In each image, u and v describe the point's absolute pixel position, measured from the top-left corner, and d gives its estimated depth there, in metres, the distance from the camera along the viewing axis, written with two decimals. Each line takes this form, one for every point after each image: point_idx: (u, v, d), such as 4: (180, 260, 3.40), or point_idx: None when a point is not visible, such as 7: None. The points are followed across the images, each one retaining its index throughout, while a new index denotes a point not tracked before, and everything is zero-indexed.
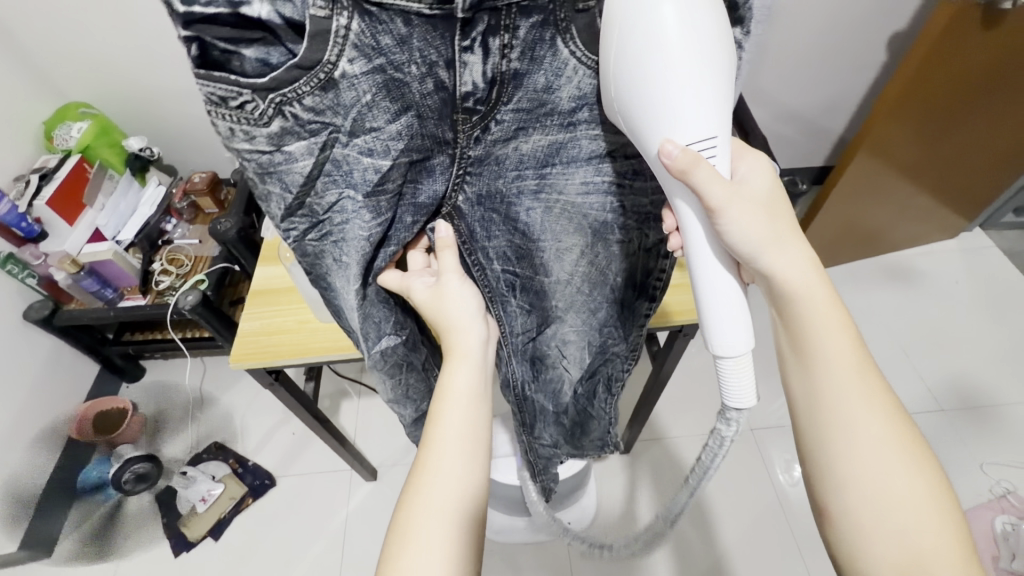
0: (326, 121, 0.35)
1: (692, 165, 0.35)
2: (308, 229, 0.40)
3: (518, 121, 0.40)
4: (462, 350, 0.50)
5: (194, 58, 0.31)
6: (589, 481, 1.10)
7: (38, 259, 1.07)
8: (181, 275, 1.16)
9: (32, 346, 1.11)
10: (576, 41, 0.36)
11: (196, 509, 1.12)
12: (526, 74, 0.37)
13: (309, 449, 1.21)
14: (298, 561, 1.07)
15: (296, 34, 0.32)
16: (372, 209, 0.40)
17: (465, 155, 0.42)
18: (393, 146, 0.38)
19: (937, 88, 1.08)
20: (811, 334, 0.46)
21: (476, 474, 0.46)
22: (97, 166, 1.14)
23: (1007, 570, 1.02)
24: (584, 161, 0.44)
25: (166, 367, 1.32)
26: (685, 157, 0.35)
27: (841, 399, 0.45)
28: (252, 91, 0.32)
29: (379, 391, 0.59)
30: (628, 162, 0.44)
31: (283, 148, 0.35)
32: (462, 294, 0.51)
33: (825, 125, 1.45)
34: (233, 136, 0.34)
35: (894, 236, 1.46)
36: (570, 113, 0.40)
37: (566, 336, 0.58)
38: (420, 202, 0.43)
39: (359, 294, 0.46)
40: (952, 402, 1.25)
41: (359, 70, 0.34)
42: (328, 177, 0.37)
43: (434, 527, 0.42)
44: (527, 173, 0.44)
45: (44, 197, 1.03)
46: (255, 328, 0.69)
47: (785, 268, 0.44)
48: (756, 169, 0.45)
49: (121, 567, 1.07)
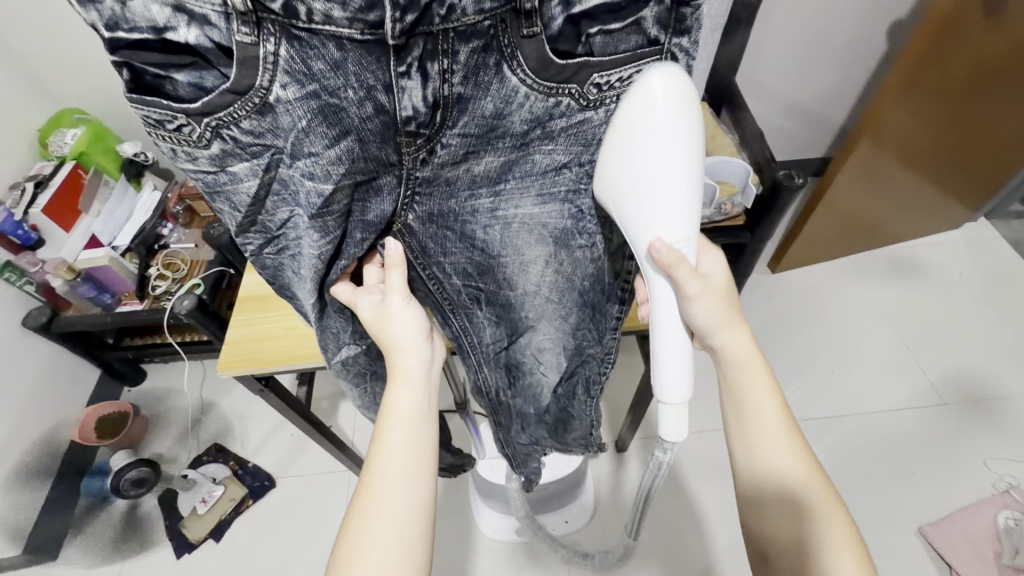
0: (267, 144, 0.39)
1: (676, 262, 0.43)
2: (264, 243, 0.44)
3: (465, 144, 0.44)
4: (403, 371, 0.50)
5: (126, 82, 0.35)
6: (587, 481, 1.09)
7: (36, 267, 1.06)
8: (178, 279, 1.16)
9: (32, 351, 1.13)
10: (524, 67, 0.40)
11: (197, 511, 1.13)
12: (470, 98, 0.41)
13: (308, 450, 1.21)
14: (298, 561, 1.08)
15: (226, 57, 0.35)
16: (320, 229, 0.43)
17: (411, 176, 0.45)
18: (334, 171, 0.41)
19: (939, 75, 1.06)
20: (748, 389, 0.51)
21: (423, 489, 0.46)
22: (92, 171, 1.14)
23: (1011, 566, 1.01)
24: (540, 175, 0.48)
25: (166, 370, 1.33)
26: (671, 254, 0.43)
27: (773, 442, 0.50)
28: (186, 116, 0.36)
29: (352, 398, 0.63)
30: (583, 170, 0.48)
31: (226, 169, 0.39)
32: (407, 314, 0.51)
33: (825, 116, 1.42)
34: (177, 156, 0.38)
35: (897, 227, 1.43)
36: (523, 134, 0.44)
37: (541, 343, 0.59)
38: (369, 219, 0.46)
39: (317, 307, 0.49)
40: (956, 395, 1.23)
41: (293, 95, 0.37)
42: (277, 196, 0.42)
43: (378, 547, 0.42)
44: (480, 191, 0.48)
45: (40, 206, 1.04)
46: (243, 335, 0.69)
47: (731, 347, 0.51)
48: (718, 266, 0.52)
49: (124, 568, 1.08)
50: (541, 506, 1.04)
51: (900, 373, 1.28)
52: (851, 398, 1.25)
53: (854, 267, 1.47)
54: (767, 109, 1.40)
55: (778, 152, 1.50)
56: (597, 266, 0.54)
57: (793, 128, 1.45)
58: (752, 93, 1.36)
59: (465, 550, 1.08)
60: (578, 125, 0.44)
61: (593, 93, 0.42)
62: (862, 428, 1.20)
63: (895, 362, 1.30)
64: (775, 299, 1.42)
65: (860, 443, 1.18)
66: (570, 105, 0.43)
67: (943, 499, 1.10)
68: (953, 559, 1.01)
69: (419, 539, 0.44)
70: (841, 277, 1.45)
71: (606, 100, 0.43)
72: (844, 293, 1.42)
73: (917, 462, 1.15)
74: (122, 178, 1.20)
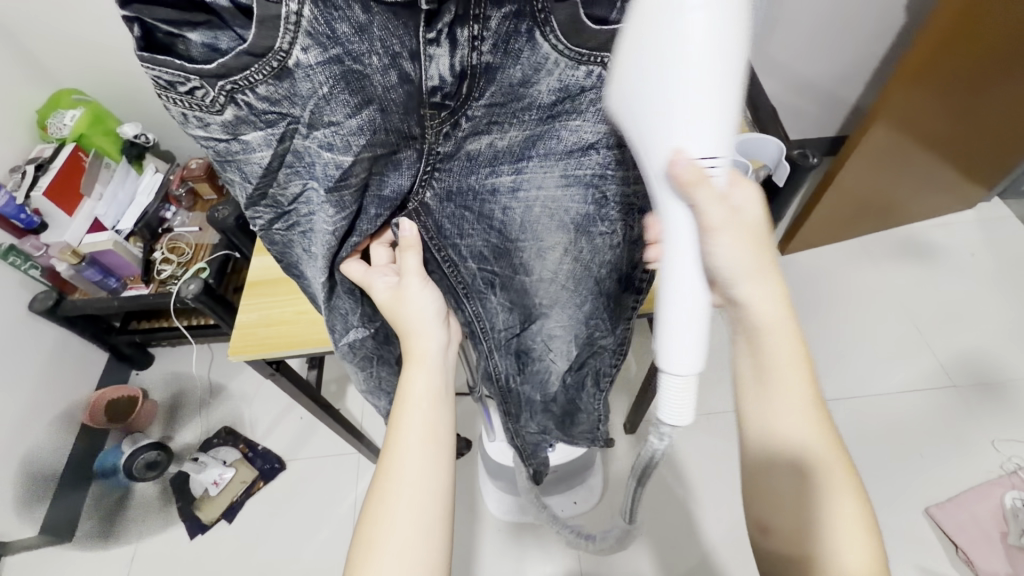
0: (283, 112, 0.35)
1: (695, 179, 0.35)
2: (274, 219, 0.42)
3: (490, 115, 0.40)
4: (419, 354, 0.51)
5: (137, 39, 0.30)
6: (596, 463, 1.09)
7: (40, 251, 1.08)
8: (182, 264, 1.15)
9: (39, 336, 1.12)
10: (555, 33, 0.36)
11: (210, 493, 1.14)
12: (500, 68, 0.38)
13: (317, 433, 1.22)
14: (310, 541, 1.10)
15: (244, 17, 0.31)
16: (336, 204, 0.40)
17: (432, 152, 0.42)
18: (354, 142, 0.37)
19: (962, 52, 1.02)
20: (775, 365, 0.44)
21: (441, 476, 0.45)
22: (92, 154, 1.12)
23: (1017, 546, 1.01)
24: (562, 154, 0.44)
25: (173, 354, 1.34)
26: (691, 170, 0.34)
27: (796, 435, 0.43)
28: (200, 78, 0.32)
29: (354, 382, 0.62)
30: (613, 153, 0.44)
31: (239, 137, 0.35)
32: (423, 297, 0.51)
33: (841, 93, 1.38)
34: (187, 122, 0.34)
35: (910, 208, 1.41)
36: (551, 106, 0.40)
37: (552, 330, 0.59)
38: (385, 194, 0.43)
39: (327, 287, 0.48)
40: (966, 377, 1.23)
41: (314, 59, 0.33)
42: (290, 169, 0.38)
43: (399, 535, 0.42)
44: (501, 168, 0.44)
45: (41, 188, 1.02)
46: (253, 320, 0.69)
47: (757, 303, 0.43)
48: (748, 199, 0.41)
49: (139, 549, 1.10)
50: (550, 488, 1.04)
51: (910, 355, 1.27)
52: (859, 380, 1.24)
53: (866, 248, 1.45)
54: (780, 86, 1.37)
55: (790, 131, 1.47)
56: (615, 261, 0.52)
57: (807, 106, 1.41)
58: (766, 69, 1.32)
59: (475, 531, 1.09)
60: (609, 107, 0.40)
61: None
62: (870, 410, 1.20)
63: (905, 344, 1.29)
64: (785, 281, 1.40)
65: (869, 425, 1.18)
66: (603, 81, 0.38)
67: (950, 480, 1.11)
68: (960, 540, 1.02)
69: (438, 528, 0.43)
70: (852, 258, 1.43)
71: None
72: (855, 274, 1.41)
73: (925, 444, 1.15)
74: (123, 160, 1.19)
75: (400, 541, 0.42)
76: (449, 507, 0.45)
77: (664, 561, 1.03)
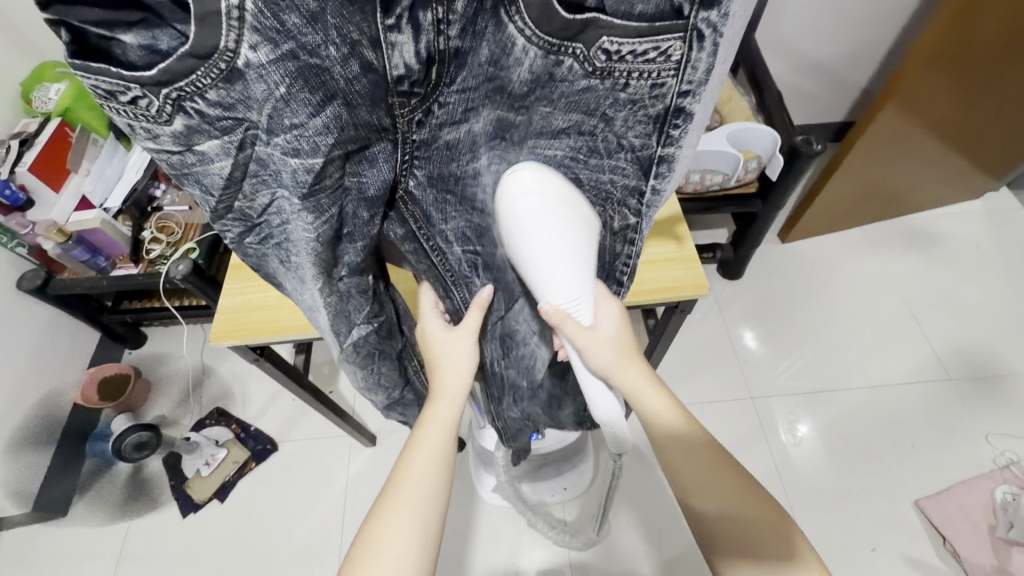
0: (239, 117, 0.32)
1: (562, 319, 0.47)
2: (244, 231, 0.40)
3: (464, 100, 0.37)
4: (451, 392, 0.57)
5: (66, 44, 0.26)
6: (588, 450, 1.09)
7: (26, 228, 1.05)
8: (172, 244, 1.12)
9: (29, 314, 1.12)
10: (523, 15, 0.32)
11: (202, 473, 1.15)
12: (469, 51, 0.34)
13: (310, 414, 1.22)
14: (301, 522, 1.11)
15: (183, 11, 0.27)
16: (313, 210, 0.37)
17: (407, 140, 0.38)
18: (322, 143, 0.34)
19: (977, 34, 0.98)
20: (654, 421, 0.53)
21: (437, 503, 0.52)
22: (79, 130, 1.09)
23: (1004, 540, 1.02)
24: (537, 138, 0.40)
25: (166, 334, 1.33)
26: (558, 313, 0.47)
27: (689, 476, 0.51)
28: (142, 86, 0.28)
29: (351, 379, 0.61)
30: (584, 139, 0.40)
31: (193, 148, 0.33)
32: (467, 352, 0.57)
33: (848, 77, 1.34)
34: (135, 133, 0.31)
35: (915, 197, 1.38)
36: (522, 96, 0.37)
37: (532, 315, 0.55)
38: (370, 194, 0.40)
39: (326, 291, 0.45)
40: (963, 370, 1.22)
41: (266, 57, 0.29)
42: (255, 178, 0.36)
43: (396, 548, 0.48)
44: (480, 153, 0.42)
45: (25, 163, 1.01)
46: (236, 305, 0.67)
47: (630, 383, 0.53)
48: (608, 315, 0.51)
49: (133, 526, 1.11)
50: (541, 474, 1.05)
51: (907, 347, 1.26)
52: (856, 371, 1.23)
53: (868, 238, 1.42)
54: (786, 69, 1.33)
55: (795, 116, 1.43)
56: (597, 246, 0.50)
57: (813, 90, 1.37)
58: (772, 50, 1.28)
59: (466, 514, 1.10)
60: (579, 93, 0.36)
61: (600, 59, 0.34)
62: (865, 402, 1.19)
63: (903, 336, 1.28)
64: (785, 271, 1.38)
65: (862, 416, 1.17)
66: (574, 67, 0.35)
67: (941, 472, 1.10)
68: (947, 532, 1.02)
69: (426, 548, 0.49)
70: (854, 248, 1.41)
71: (615, 71, 0.35)
72: (856, 264, 1.38)
73: (918, 436, 1.14)
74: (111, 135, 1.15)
75: (399, 548, 0.48)
76: (439, 536, 0.51)
77: (652, 548, 1.04)
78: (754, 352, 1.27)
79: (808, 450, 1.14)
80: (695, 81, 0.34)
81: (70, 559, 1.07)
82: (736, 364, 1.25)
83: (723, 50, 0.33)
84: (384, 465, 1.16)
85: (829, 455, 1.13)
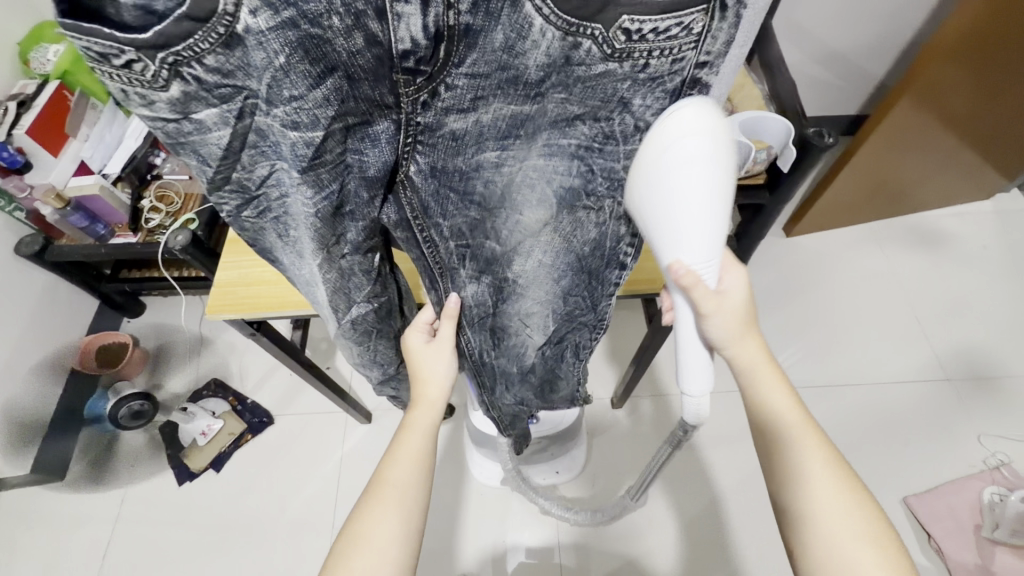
0: (239, 85, 0.30)
1: (693, 283, 0.42)
2: (242, 204, 0.38)
3: (473, 88, 0.35)
4: (430, 400, 0.58)
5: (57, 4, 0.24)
6: (581, 436, 1.10)
7: (24, 192, 1.03)
8: (171, 213, 1.10)
9: (27, 279, 1.12)
10: None
11: (198, 443, 1.16)
12: (481, 31, 0.32)
13: (306, 390, 1.23)
14: (296, 494, 1.12)
15: None
16: (312, 183, 0.36)
17: (412, 122, 0.37)
18: (322, 115, 0.33)
19: (1003, 27, 0.96)
20: (756, 392, 0.50)
21: (415, 514, 0.51)
22: (78, 93, 1.07)
23: (988, 539, 1.03)
24: (549, 127, 0.39)
25: (165, 304, 1.33)
26: (689, 275, 0.41)
27: (801, 457, 0.48)
28: (135, 49, 0.26)
29: (346, 355, 0.59)
30: (598, 125, 0.39)
31: (190, 116, 0.30)
32: (445, 358, 0.57)
33: (866, 68, 1.31)
34: (128, 99, 0.29)
35: (925, 194, 1.36)
36: (537, 83, 0.35)
37: (530, 308, 0.56)
38: (370, 174, 0.39)
39: (325, 263, 0.44)
40: (961, 371, 1.22)
41: (265, 24, 0.28)
42: (254, 150, 0.34)
43: (375, 555, 0.48)
44: (486, 144, 0.39)
45: (23, 127, 0.99)
46: (233, 279, 0.67)
47: (742, 356, 0.49)
48: (735, 283, 0.47)
49: (130, 492, 1.12)
50: (534, 457, 1.06)
51: (906, 346, 1.25)
52: (852, 368, 1.23)
53: (874, 234, 1.41)
54: (802, 57, 1.29)
55: (808, 106, 1.40)
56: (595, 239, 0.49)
57: (828, 80, 1.34)
58: (788, 37, 1.25)
59: (458, 494, 1.11)
60: (596, 77, 0.35)
61: (620, 40, 0.32)
62: (859, 399, 1.19)
63: (903, 335, 1.27)
64: (788, 265, 1.37)
65: (856, 413, 1.18)
66: (591, 50, 0.33)
67: (932, 472, 1.11)
68: (933, 530, 1.03)
69: (396, 549, 0.49)
70: (859, 245, 1.40)
71: (635, 51, 0.33)
72: (860, 261, 1.37)
73: (912, 434, 1.15)
74: (110, 102, 1.14)
75: (383, 553, 0.48)
76: (420, 536, 0.51)
77: (640, 533, 1.06)
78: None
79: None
80: (714, 51, 0.34)
81: (68, 522, 1.09)
82: None
83: (744, 24, 0.33)
84: (379, 443, 1.17)
85: None
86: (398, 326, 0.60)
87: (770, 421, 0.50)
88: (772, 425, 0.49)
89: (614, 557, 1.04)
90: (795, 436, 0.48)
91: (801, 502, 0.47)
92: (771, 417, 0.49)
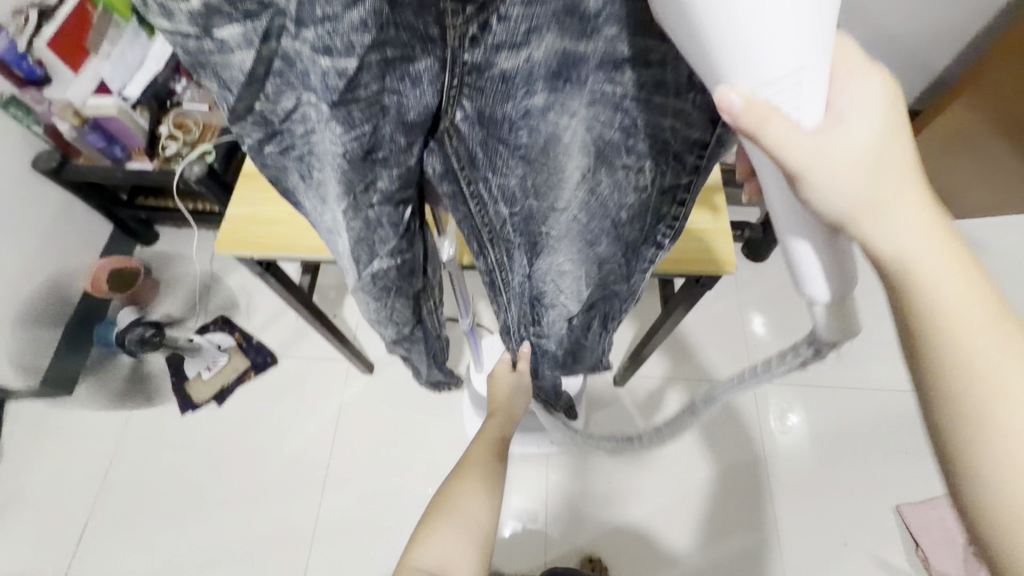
0: (265, 1, 0.26)
1: (761, 122, 0.23)
2: (266, 137, 0.36)
3: (528, 19, 0.28)
4: (505, 413, 0.80)
5: None
6: (580, 409, 1.10)
7: (42, 105, 1.02)
8: (189, 143, 1.08)
9: (43, 196, 1.11)
10: None
11: (203, 374, 1.18)
12: None
13: (311, 333, 1.23)
14: (294, 434, 1.14)
15: None
16: (342, 120, 0.33)
17: (456, 60, 0.31)
18: (356, 42, 0.28)
19: None
20: (917, 270, 0.29)
21: (492, 490, 0.69)
22: (100, 10, 1.00)
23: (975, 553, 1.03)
24: (604, 78, 0.31)
25: (178, 234, 1.33)
26: (749, 112, 0.23)
27: (983, 346, 0.29)
28: None
29: (362, 308, 0.56)
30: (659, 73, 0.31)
31: (212, 33, 0.28)
32: (522, 387, 0.79)
33: (928, 58, 1.22)
34: (147, 8, 0.27)
35: (968, 209, 1.29)
36: (596, 22, 0.28)
37: (562, 267, 0.49)
38: (408, 118, 0.34)
39: (352, 211, 0.41)
40: None
41: None
42: (281, 80, 0.32)
43: (466, 516, 0.65)
44: (536, 88, 0.32)
45: (44, 39, 0.95)
46: (243, 214, 0.65)
47: (883, 237, 0.28)
48: (861, 107, 0.26)
49: (133, 415, 1.15)
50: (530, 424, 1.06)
51: None
52: (864, 370, 1.20)
53: None
54: (861, 40, 1.21)
55: None
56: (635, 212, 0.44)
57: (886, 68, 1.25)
58: (850, 15, 1.16)
59: (451, 452, 1.12)
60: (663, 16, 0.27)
61: None
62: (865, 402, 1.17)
63: None
64: None
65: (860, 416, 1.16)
66: None
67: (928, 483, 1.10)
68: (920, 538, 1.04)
69: (485, 522, 0.66)
70: None
71: None
72: None
73: (914, 443, 1.13)
74: (134, 18, 1.04)
75: (472, 515, 0.66)
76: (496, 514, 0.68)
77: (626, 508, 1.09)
78: (763, 337, 1.24)
79: (797, 441, 1.13)
80: None
81: (73, 437, 1.13)
82: (742, 347, 1.23)
83: None
84: (379, 394, 1.18)
85: (819, 448, 1.13)
86: (421, 283, 0.55)
87: (943, 327, 0.30)
88: (937, 325, 0.30)
89: (598, 527, 1.07)
90: (973, 340, 0.29)
91: (1010, 466, 0.29)
92: (938, 317, 0.30)
